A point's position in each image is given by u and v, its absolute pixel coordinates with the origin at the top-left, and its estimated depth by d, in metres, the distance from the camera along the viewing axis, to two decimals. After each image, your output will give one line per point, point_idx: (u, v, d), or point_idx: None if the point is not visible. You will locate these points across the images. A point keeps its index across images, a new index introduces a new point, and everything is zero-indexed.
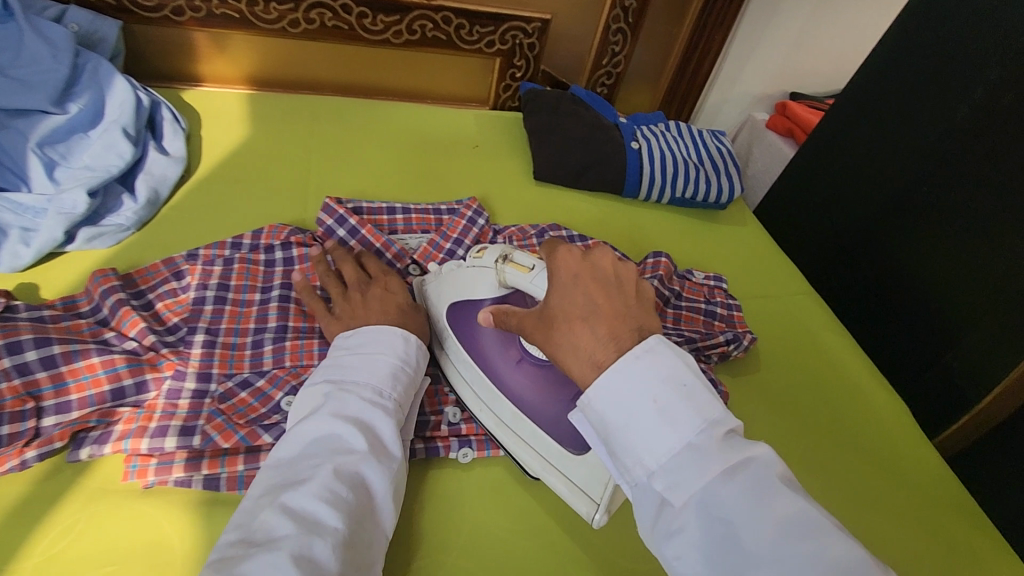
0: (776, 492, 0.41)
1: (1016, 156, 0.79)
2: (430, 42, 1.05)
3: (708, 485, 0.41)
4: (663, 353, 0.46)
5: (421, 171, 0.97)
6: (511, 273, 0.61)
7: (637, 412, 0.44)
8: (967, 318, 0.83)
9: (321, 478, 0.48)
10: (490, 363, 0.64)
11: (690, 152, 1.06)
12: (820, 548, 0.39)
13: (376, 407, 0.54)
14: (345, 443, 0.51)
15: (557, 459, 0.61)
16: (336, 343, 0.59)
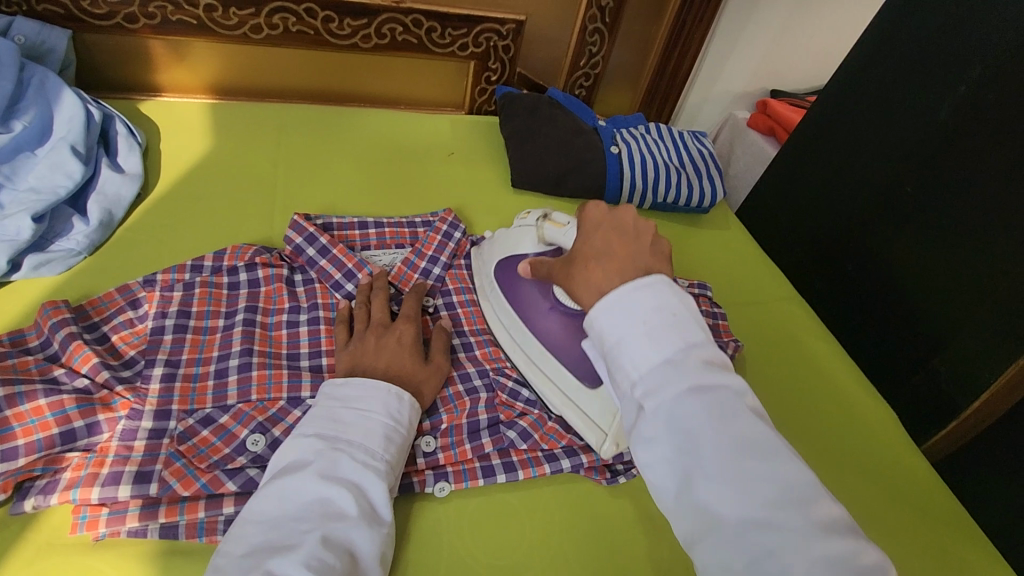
0: (743, 414, 0.43)
1: (1001, 157, 0.77)
2: (401, 46, 1.01)
3: (681, 396, 0.44)
4: (661, 287, 0.48)
5: (393, 181, 0.94)
6: (549, 229, 0.72)
7: (628, 330, 0.47)
8: (953, 322, 0.82)
9: (309, 546, 0.45)
10: (524, 309, 0.71)
11: (672, 155, 1.03)
12: (775, 469, 0.41)
13: (368, 470, 0.51)
14: (335, 506, 0.48)
15: (576, 395, 0.66)
16: (324, 391, 0.56)
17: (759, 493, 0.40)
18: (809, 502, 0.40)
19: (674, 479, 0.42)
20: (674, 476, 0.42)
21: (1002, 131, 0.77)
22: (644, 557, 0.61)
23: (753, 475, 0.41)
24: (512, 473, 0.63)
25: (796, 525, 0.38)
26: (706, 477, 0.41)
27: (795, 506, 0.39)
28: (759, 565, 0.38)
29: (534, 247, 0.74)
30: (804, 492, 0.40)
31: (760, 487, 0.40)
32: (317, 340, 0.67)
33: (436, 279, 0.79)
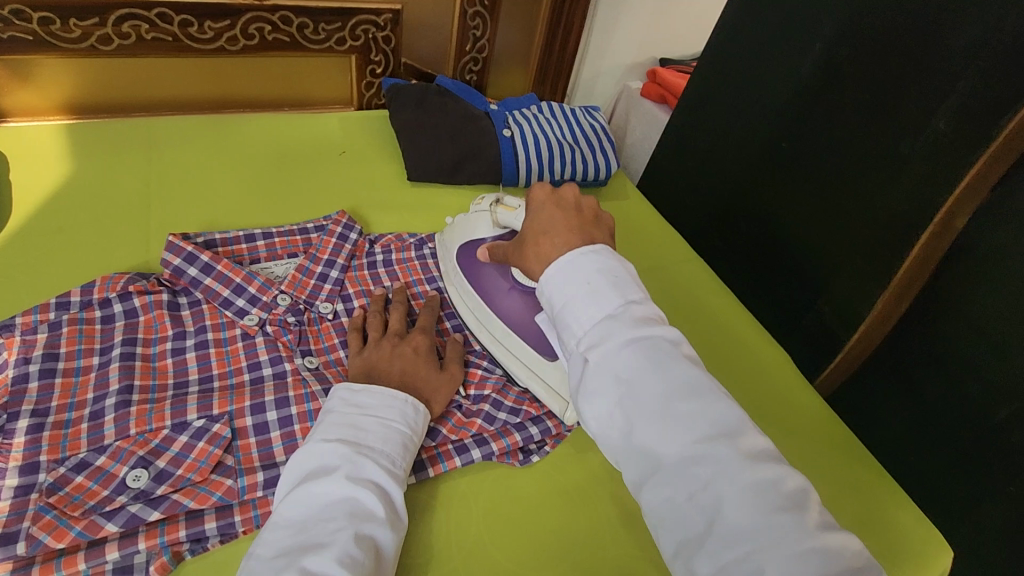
0: (678, 361, 0.46)
1: (856, 106, 0.83)
2: (272, 45, 0.97)
3: (622, 349, 0.47)
4: (605, 255, 0.51)
5: (281, 189, 0.90)
6: (502, 213, 0.77)
7: (573, 292, 0.49)
8: (832, 263, 0.88)
9: (340, 545, 0.46)
10: (488, 291, 0.76)
11: (565, 132, 1.04)
12: (706, 412, 0.44)
13: (388, 473, 0.53)
14: (361, 506, 0.50)
15: (538, 368, 0.71)
16: (338, 395, 0.56)
17: (693, 431, 0.43)
18: (737, 437, 0.43)
19: (618, 425, 0.45)
20: (618, 422, 0.45)
21: (854, 79, 0.82)
22: (560, 529, 0.62)
23: (685, 418, 0.44)
24: (422, 472, 0.62)
25: (726, 457, 0.42)
26: (645, 419, 0.44)
27: (725, 441, 0.43)
28: (696, 494, 0.41)
29: (490, 231, 0.78)
30: (729, 428, 0.44)
31: (693, 424, 0.43)
32: (206, 364, 0.64)
33: (334, 282, 0.76)
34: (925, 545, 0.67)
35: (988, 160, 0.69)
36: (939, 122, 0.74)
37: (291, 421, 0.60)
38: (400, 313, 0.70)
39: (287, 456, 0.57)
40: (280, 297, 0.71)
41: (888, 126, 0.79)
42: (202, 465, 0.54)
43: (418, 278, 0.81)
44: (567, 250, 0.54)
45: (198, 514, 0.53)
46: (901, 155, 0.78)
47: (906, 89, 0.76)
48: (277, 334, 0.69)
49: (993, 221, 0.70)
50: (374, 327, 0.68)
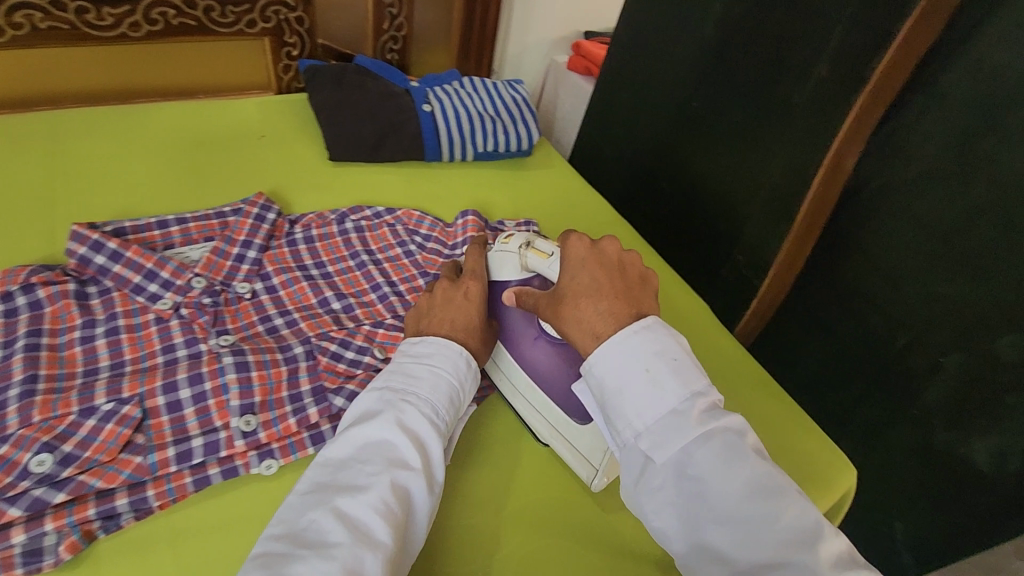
0: (747, 457, 0.48)
1: (753, 61, 0.86)
2: (179, 30, 0.95)
3: (687, 444, 0.49)
4: (659, 333, 0.53)
5: (196, 175, 0.88)
6: (533, 258, 0.69)
7: (631, 379, 0.51)
8: (741, 215, 0.92)
9: (376, 488, 0.50)
10: (512, 339, 0.70)
11: (486, 105, 1.05)
12: (777, 515, 0.46)
13: (430, 423, 0.56)
14: (399, 454, 0.53)
15: (564, 428, 0.66)
16: (402, 349, 0.63)
17: (763, 536, 0.45)
18: (812, 543, 0.45)
19: (685, 525, 0.48)
20: (685, 522, 0.48)
21: (750, 35, 0.86)
22: (484, 481, 0.64)
23: (754, 523, 0.46)
24: None
25: (805, 566, 0.44)
26: (716, 520, 0.46)
27: (799, 548, 0.45)
28: None
29: (516, 274, 0.72)
30: (801, 532, 0.46)
31: (765, 528, 0.46)
32: (118, 350, 0.64)
33: (252, 262, 0.75)
34: (831, 469, 0.72)
35: (865, 104, 0.75)
36: (822, 70, 0.78)
37: (205, 396, 0.59)
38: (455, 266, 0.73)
39: (201, 431, 0.57)
40: (195, 280, 0.71)
41: (782, 78, 0.83)
42: (110, 445, 0.54)
43: (341, 254, 0.81)
44: (618, 329, 0.54)
45: (108, 492, 0.53)
46: (792, 105, 0.82)
47: (795, 40, 0.80)
48: (193, 316, 0.68)
49: (881, 160, 0.78)
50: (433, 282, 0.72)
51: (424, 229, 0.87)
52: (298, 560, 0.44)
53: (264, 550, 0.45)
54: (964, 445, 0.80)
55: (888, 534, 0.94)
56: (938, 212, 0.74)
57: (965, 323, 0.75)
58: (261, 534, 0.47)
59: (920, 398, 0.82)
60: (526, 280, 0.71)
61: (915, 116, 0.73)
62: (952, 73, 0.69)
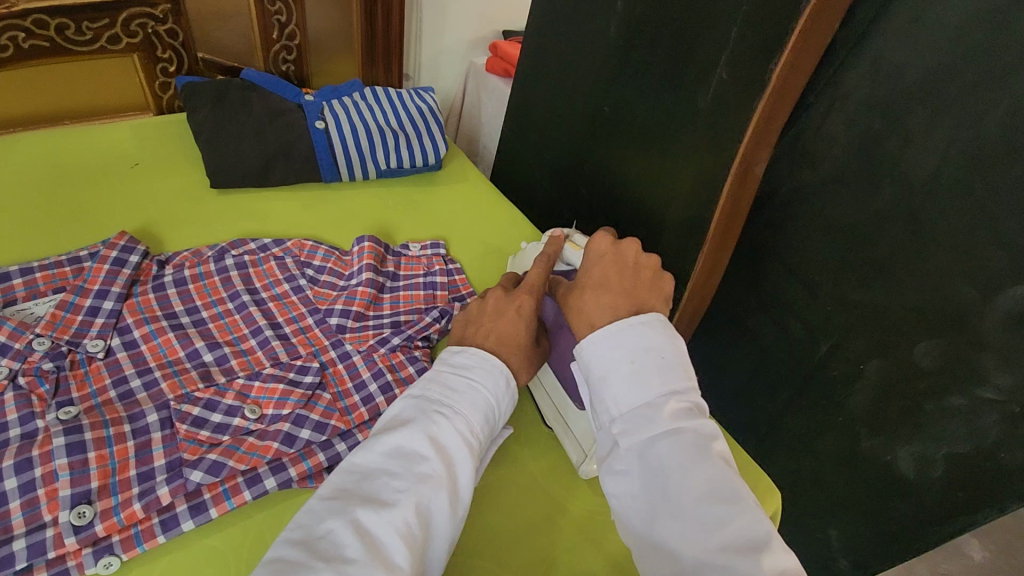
0: (711, 460, 0.49)
1: (656, 62, 0.81)
2: (32, 53, 0.84)
3: (657, 435, 0.50)
4: (650, 328, 0.55)
5: (54, 214, 0.79)
6: (570, 250, 0.72)
7: (615, 365, 0.54)
8: (656, 224, 0.87)
9: (402, 506, 0.48)
10: None
11: (388, 118, 0.98)
12: (730, 519, 0.45)
13: (464, 440, 0.54)
14: (425, 470, 0.51)
15: (564, 411, 0.67)
16: (443, 357, 0.61)
17: (713, 536, 0.45)
18: (759, 550, 0.44)
19: (640, 513, 0.48)
20: (641, 510, 0.48)
21: (654, 36, 0.81)
22: None
23: (706, 521, 0.46)
24: (202, 515, 0.54)
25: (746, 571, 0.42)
26: (669, 513, 0.47)
27: (743, 553, 0.44)
28: None
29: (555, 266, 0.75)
30: (753, 539, 0.44)
31: (714, 529, 0.45)
32: None
33: (107, 314, 0.67)
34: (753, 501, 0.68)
35: (768, 108, 0.70)
36: (722, 74, 0.73)
37: (33, 486, 0.51)
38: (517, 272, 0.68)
39: (25, 528, 0.50)
40: (36, 343, 0.62)
41: (687, 82, 0.78)
42: None
43: (218, 296, 0.72)
44: (616, 319, 0.57)
45: None
46: (696, 108, 0.78)
47: (694, 42, 0.75)
48: (31, 386, 0.60)
49: (790, 165, 0.75)
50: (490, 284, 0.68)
51: (317, 261, 0.79)
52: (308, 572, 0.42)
53: (273, 559, 0.44)
54: (889, 453, 0.78)
55: (824, 542, 0.91)
56: (849, 216, 0.71)
57: (881, 331, 0.73)
58: (278, 537, 0.46)
59: (846, 407, 0.80)
60: (563, 272, 0.73)
61: (819, 119, 0.71)
62: (853, 75, 0.67)
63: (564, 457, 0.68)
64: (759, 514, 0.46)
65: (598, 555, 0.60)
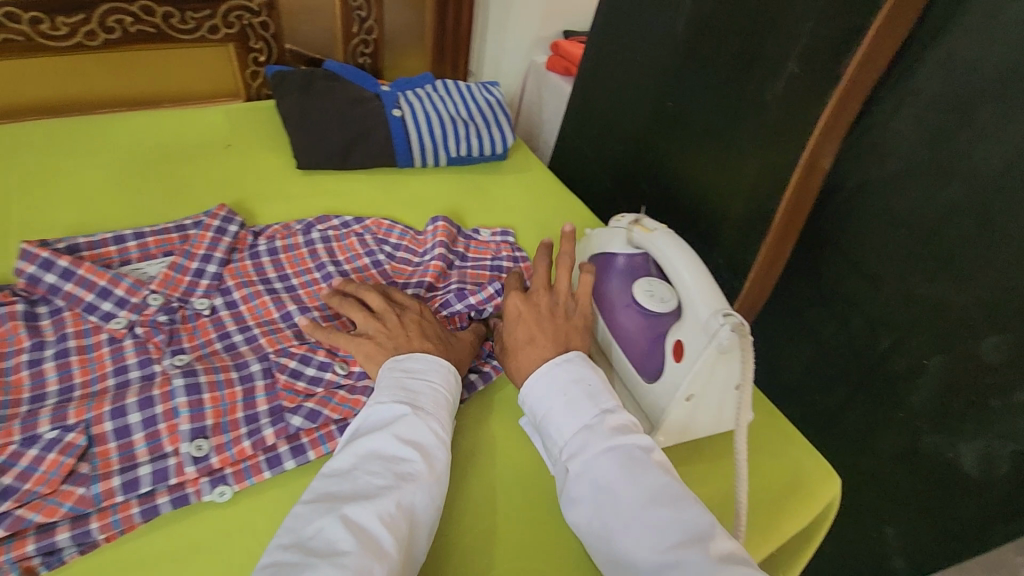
0: (651, 468, 0.52)
1: (725, 58, 0.84)
2: (138, 38, 0.92)
3: (599, 454, 0.54)
4: (574, 364, 0.60)
5: (157, 187, 0.86)
6: (639, 233, 0.73)
7: (551, 401, 0.58)
8: (717, 217, 0.89)
9: (385, 499, 0.50)
10: (606, 305, 0.73)
11: (459, 109, 1.03)
12: (674, 516, 0.49)
13: (433, 433, 0.56)
14: (403, 465, 0.54)
15: (634, 387, 0.68)
16: (396, 359, 0.62)
17: (662, 536, 0.48)
18: (705, 541, 0.48)
19: (598, 529, 0.51)
20: (597, 528, 0.51)
21: (724, 32, 0.83)
22: (458, 501, 0.61)
23: (656, 523, 0.49)
24: (301, 455, 0.59)
25: (697, 561, 0.46)
26: (621, 523, 0.50)
27: (692, 544, 0.47)
28: None
29: (623, 249, 0.75)
30: (701, 532, 0.48)
31: (666, 531, 0.48)
32: (68, 373, 0.62)
33: (211, 276, 0.73)
34: (815, 479, 0.68)
35: (838, 102, 0.71)
36: (793, 67, 0.75)
37: (155, 420, 0.57)
38: (369, 289, 0.68)
39: (149, 457, 0.55)
40: (150, 298, 0.69)
41: (754, 76, 0.80)
42: (52, 476, 0.52)
43: (306, 266, 0.78)
44: (542, 364, 0.62)
45: (50, 526, 0.51)
46: (764, 103, 0.79)
47: (766, 38, 0.78)
48: (148, 335, 0.66)
49: (857, 160, 0.77)
50: (356, 310, 0.66)
51: (393, 239, 0.84)
52: (309, 568, 0.45)
53: (273, 562, 0.46)
54: (951, 450, 0.78)
55: (879, 539, 0.92)
56: (918, 209, 0.72)
57: (945, 327, 0.73)
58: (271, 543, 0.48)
59: (906, 402, 0.80)
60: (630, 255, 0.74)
61: (889, 114, 0.72)
62: (927, 70, 0.68)
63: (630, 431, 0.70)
64: (699, 508, 0.50)
65: None
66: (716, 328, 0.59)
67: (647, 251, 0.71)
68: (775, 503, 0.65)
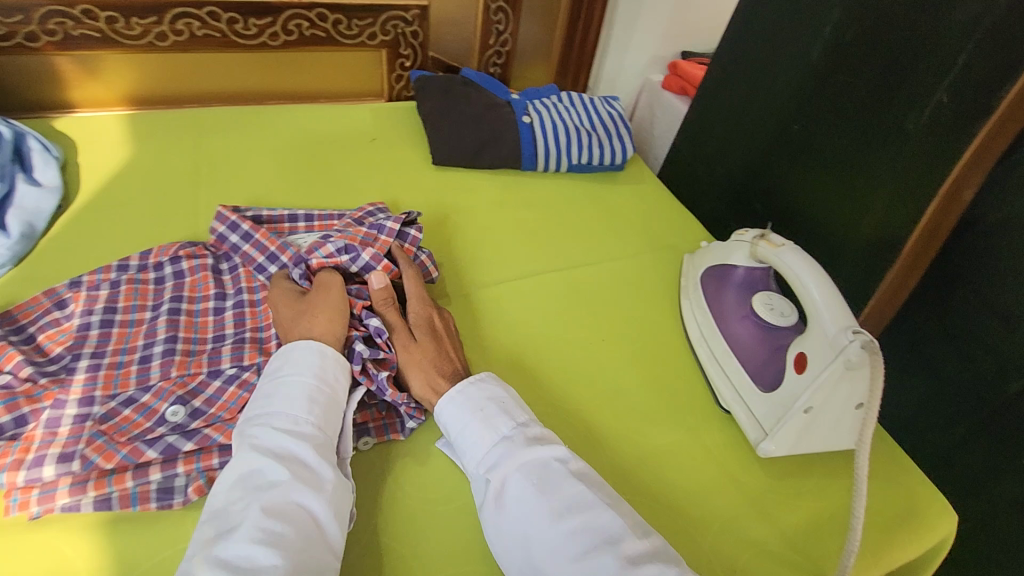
0: (563, 478, 0.55)
1: (863, 85, 0.84)
2: (310, 40, 1.04)
3: (515, 468, 0.56)
4: (488, 381, 0.63)
5: (315, 170, 0.97)
6: (764, 247, 0.75)
7: (466, 418, 0.59)
8: (840, 241, 0.89)
9: (247, 520, 0.48)
10: (722, 314, 0.77)
11: (583, 120, 1.09)
12: (589, 522, 0.52)
13: (293, 431, 0.55)
14: (266, 478, 0.51)
15: (746, 393, 0.70)
16: (264, 373, 0.60)
17: (575, 544, 0.50)
18: (618, 543, 0.50)
19: (517, 543, 0.52)
20: (517, 542, 0.53)
21: (864, 58, 0.84)
22: None
23: (569, 531, 0.51)
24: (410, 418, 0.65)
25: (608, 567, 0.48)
26: (537, 533, 0.52)
27: (606, 548, 0.50)
28: None
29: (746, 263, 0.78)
30: (612, 535, 0.51)
31: (579, 538, 0.51)
32: (242, 320, 0.71)
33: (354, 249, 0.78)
34: (929, 511, 0.67)
35: (989, 133, 0.73)
36: (942, 97, 0.75)
37: None
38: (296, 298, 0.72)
39: None
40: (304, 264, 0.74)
41: (894, 104, 0.81)
42: (232, 405, 0.62)
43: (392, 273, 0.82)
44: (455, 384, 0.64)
45: (229, 446, 0.60)
46: (906, 131, 0.80)
47: (910, 70, 0.78)
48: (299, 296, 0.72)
49: (1003, 194, 0.75)
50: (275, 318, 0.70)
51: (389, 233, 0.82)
52: None
53: None
54: None
55: None
56: None
57: None
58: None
59: None
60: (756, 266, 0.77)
61: None
62: None
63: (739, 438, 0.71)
64: (613, 512, 0.53)
65: (772, 528, 0.63)
66: (844, 344, 0.61)
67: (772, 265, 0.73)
68: (886, 526, 0.64)
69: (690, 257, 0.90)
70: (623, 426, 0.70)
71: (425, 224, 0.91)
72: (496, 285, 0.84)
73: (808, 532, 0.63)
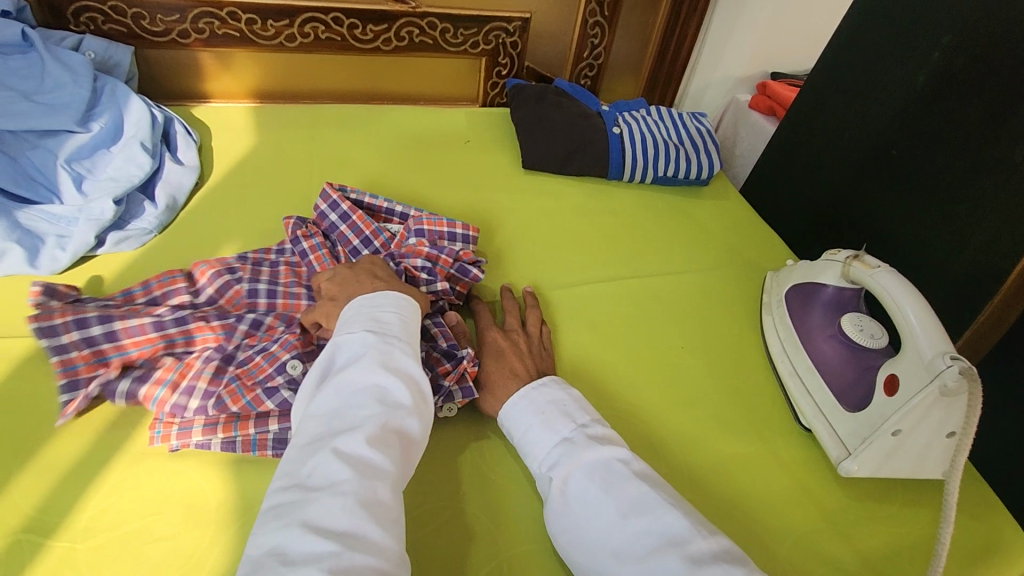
0: (626, 478, 0.55)
1: (969, 113, 0.83)
2: (418, 47, 1.12)
3: (576, 468, 0.57)
4: (551, 387, 0.64)
5: (415, 166, 1.04)
6: (857, 268, 0.74)
7: (529, 420, 0.61)
8: (935, 269, 0.88)
9: (370, 424, 0.51)
10: (807, 332, 0.77)
11: (671, 133, 1.12)
12: (654, 523, 0.52)
13: (412, 356, 0.57)
14: (383, 392, 0.54)
15: (830, 410, 0.70)
16: (367, 296, 0.62)
17: (640, 543, 0.51)
18: (685, 545, 0.50)
19: (581, 539, 0.53)
20: (580, 538, 0.53)
21: (974, 87, 0.83)
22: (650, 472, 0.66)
23: (635, 531, 0.52)
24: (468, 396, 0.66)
25: (673, 568, 0.48)
26: (601, 530, 0.53)
27: (672, 549, 0.50)
28: None
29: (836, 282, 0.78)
30: (678, 536, 0.50)
31: (644, 537, 0.51)
32: None
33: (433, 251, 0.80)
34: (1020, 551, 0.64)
35: None
36: None
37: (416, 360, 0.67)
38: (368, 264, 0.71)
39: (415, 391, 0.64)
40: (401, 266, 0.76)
41: (1004, 133, 0.79)
42: None
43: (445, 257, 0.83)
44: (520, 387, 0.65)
45: None
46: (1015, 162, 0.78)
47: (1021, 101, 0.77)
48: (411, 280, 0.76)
49: None
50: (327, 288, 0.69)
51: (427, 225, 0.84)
52: (313, 503, 0.46)
53: (278, 506, 0.46)
54: None
55: None
56: None
57: None
58: (269, 488, 0.49)
59: None
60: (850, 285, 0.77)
61: None
62: None
63: (819, 455, 0.71)
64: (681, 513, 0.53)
65: (848, 548, 0.63)
66: (941, 368, 0.61)
67: (865, 286, 0.73)
68: (970, 561, 0.63)
69: (774, 274, 0.90)
70: (702, 430, 0.71)
71: (516, 223, 0.96)
72: (580, 285, 0.87)
73: (888, 557, 0.63)
